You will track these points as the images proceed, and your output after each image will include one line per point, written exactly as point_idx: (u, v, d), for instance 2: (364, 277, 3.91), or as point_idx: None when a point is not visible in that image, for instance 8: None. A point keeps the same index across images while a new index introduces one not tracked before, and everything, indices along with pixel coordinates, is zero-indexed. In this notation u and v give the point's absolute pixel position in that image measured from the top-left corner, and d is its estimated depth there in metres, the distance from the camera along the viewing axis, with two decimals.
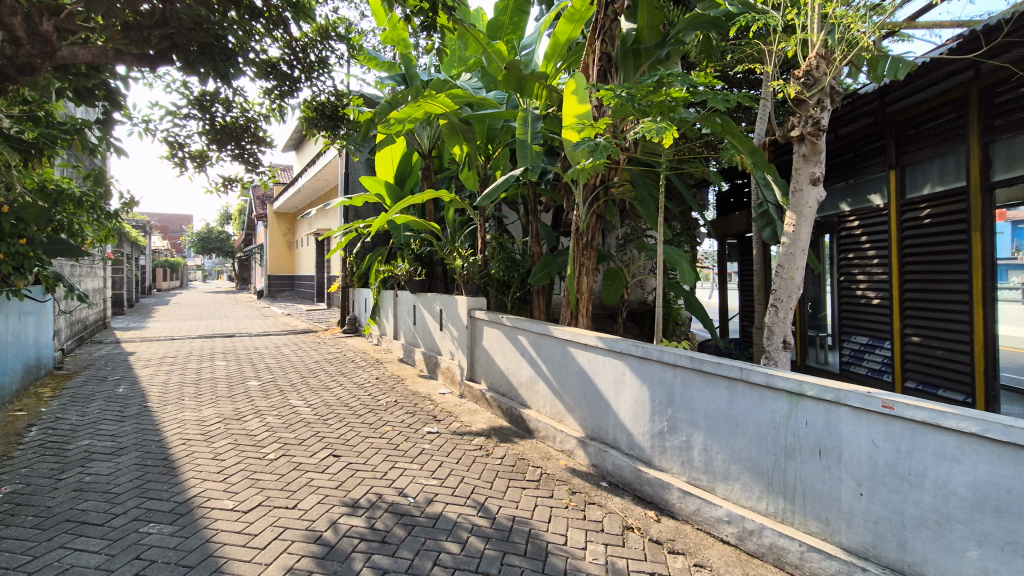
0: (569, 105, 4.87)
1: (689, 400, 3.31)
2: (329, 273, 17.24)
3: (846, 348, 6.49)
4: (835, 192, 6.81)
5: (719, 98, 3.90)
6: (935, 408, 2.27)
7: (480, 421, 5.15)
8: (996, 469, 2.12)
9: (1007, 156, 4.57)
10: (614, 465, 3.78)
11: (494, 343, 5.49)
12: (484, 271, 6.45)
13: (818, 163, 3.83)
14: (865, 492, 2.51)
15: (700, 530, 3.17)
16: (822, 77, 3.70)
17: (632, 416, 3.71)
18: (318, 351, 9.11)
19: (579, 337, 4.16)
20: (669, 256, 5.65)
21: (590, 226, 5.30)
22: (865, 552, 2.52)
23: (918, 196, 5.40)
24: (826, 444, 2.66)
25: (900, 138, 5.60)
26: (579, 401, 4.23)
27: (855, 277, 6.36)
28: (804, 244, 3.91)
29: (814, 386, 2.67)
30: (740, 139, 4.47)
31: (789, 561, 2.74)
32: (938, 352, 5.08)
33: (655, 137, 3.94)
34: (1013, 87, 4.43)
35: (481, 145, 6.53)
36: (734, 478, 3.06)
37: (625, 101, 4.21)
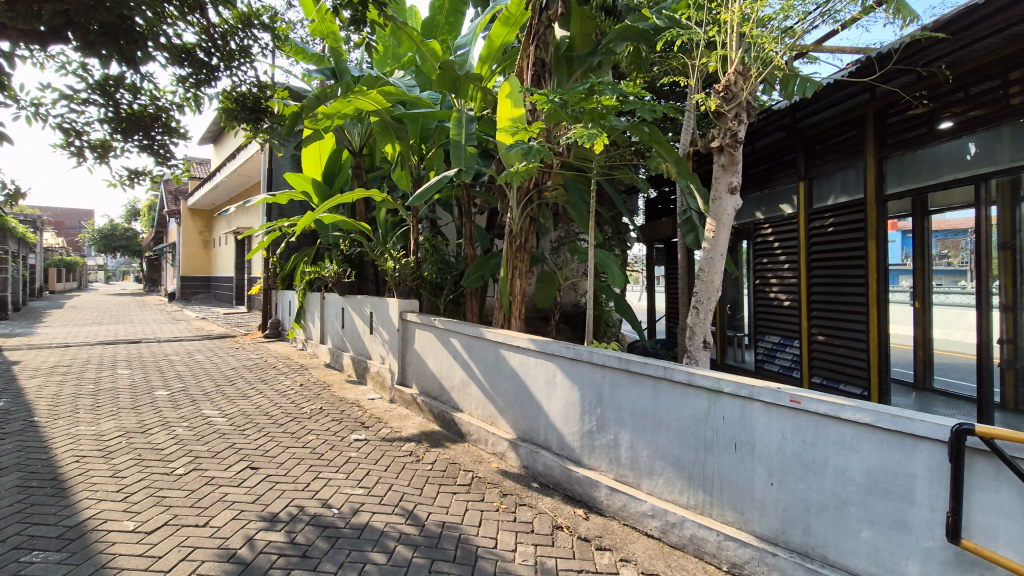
0: (504, 109, 4.87)
1: (616, 399, 3.39)
2: (250, 274, 16.30)
3: (760, 346, 6.93)
4: (751, 201, 7.27)
5: (646, 107, 4.05)
6: (836, 401, 2.46)
7: (411, 426, 5.04)
8: (885, 455, 2.33)
9: (898, 171, 5.09)
10: (545, 466, 3.81)
11: (426, 346, 5.40)
12: (416, 273, 6.33)
13: (736, 173, 4.05)
14: (776, 481, 2.67)
15: (626, 525, 3.26)
16: (739, 93, 3.94)
17: (562, 417, 3.75)
18: (237, 357, 8.57)
19: (511, 340, 4.16)
20: (599, 259, 5.78)
21: (523, 228, 5.33)
22: (775, 538, 2.68)
23: (824, 206, 5.88)
24: (741, 438, 2.81)
25: (808, 152, 6.05)
26: (511, 403, 4.23)
27: (768, 281, 6.81)
28: (723, 249, 4.12)
29: (731, 383, 2.82)
30: (666, 148, 4.65)
31: (707, 550, 2.87)
32: (840, 350, 5.54)
33: (586, 143, 4.01)
34: (902, 110, 4.94)
35: (414, 145, 6.42)
36: (658, 473, 3.17)
37: (558, 106, 4.31)
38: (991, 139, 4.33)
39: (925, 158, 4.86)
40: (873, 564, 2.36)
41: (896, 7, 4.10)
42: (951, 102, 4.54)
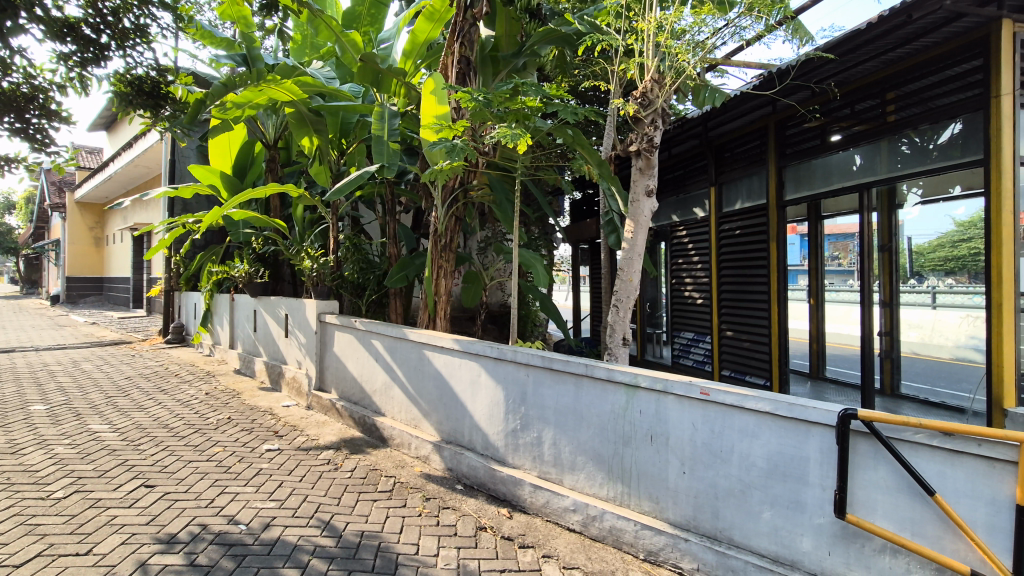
0: (428, 105, 4.78)
1: (540, 397, 3.43)
2: (150, 275, 14.95)
3: (676, 342, 7.30)
4: (667, 205, 7.65)
5: (568, 110, 4.11)
6: (740, 392, 2.62)
7: (329, 433, 4.82)
8: (782, 440, 2.51)
9: (795, 179, 5.54)
10: (469, 467, 3.78)
11: (346, 349, 5.19)
12: (336, 272, 6.05)
13: (652, 176, 4.21)
14: (687, 470, 2.81)
15: (549, 521, 3.29)
16: (655, 100, 4.10)
17: (486, 417, 3.74)
18: (132, 365, 7.81)
19: (435, 340, 4.09)
20: (524, 258, 5.79)
21: (448, 228, 5.27)
22: (687, 524, 2.82)
23: (732, 211, 6.29)
24: (656, 431, 2.92)
25: (718, 159, 6.46)
26: (435, 405, 4.16)
27: (683, 280, 7.19)
28: (641, 249, 4.28)
29: (647, 377, 2.93)
30: (589, 151, 4.76)
31: (626, 540, 2.96)
32: (747, 344, 5.94)
33: (510, 143, 4.02)
34: (799, 123, 5.40)
35: (334, 139, 6.16)
36: (579, 468, 3.24)
37: (482, 105, 4.29)
38: (872, 151, 4.79)
39: (817, 168, 5.30)
40: (773, 542, 2.54)
41: (794, 28, 4.47)
42: (839, 117, 5.00)
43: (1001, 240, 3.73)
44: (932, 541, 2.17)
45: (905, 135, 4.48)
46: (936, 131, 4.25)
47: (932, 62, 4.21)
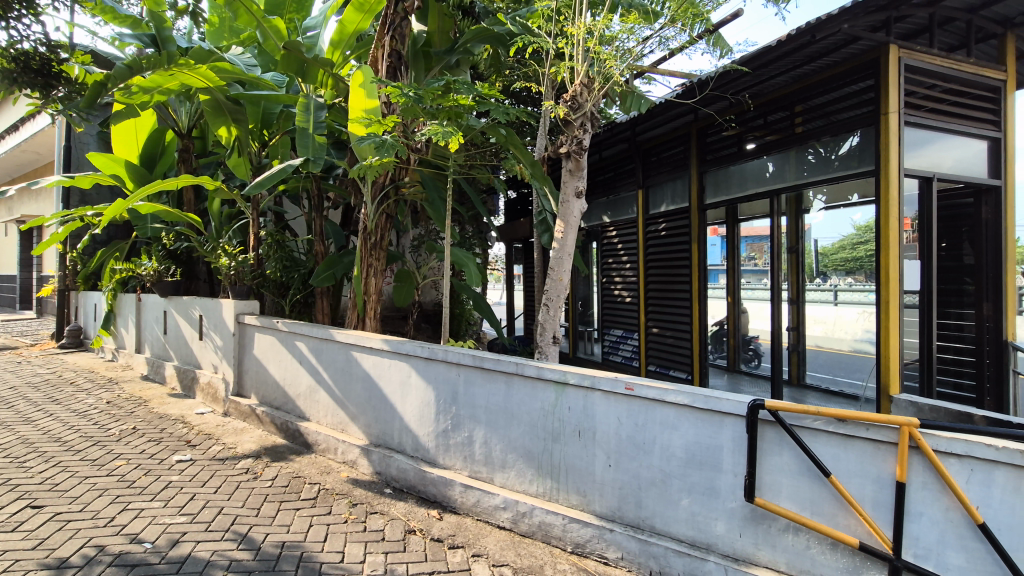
0: (356, 99, 4.62)
1: (470, 397, 3.41)
2: (41, 272, 13.51)
3: (607, 339, 7.54)
4: (598, 206, 7.88)
5: (500, 109, 4.12)
6: (661, 386, 2.74)
7: (249, 441, 4.57)
8: (699, 431, 2.65)
9: (714, 183, 5.87)
10: (398, 470, 3.70)
11: (268, 351, 4.93)
12: (257, 271, 5.73)
13: (581, 178, 4.32)
14: (613, 463, 2.90)
15: (479, 520, 3.29)
16: (584, 103, 4.23)
17: (416, 418, 3.68)
18: (19, 374, 7.02)
19: (363, 341, 3.98)
20: (456, 257, 5.65)
21: (378, 226, 5.13)
22: (612, 515, 2.92)
23: (658, 212, 6.57)
24: (583, 426, 3.00)
25: (645, 163, 6.74)
26: (362, 407, 4.05)
27: (613, 280, 7.43)
28: (570, 249, 4.36)
29: (575, 374, 3.00)
30: (521, 151, 4.79)
31: (554, 534, 3.02)
32: (671, 340, 6.24)
33: (441, 141, 3.97)
34: (717, 132, 5.74)
35: (254, 130, 5.82)
36: (510, 466, 3.26)
37: (413, 101, 4.21)
38: (782, 159, 5.15)
39: (734, 174, 5.65)
40: (690, 528, 2.69)
41: (714, 40, 4.73)
42: (753, 127, 5.35)
43: (889, 243, 4.14)
44: (828, 518, 2.38)
45: (811, 145, 4.85)
46: (837, 143, 4.64)
47: (832, 79, 4.62)
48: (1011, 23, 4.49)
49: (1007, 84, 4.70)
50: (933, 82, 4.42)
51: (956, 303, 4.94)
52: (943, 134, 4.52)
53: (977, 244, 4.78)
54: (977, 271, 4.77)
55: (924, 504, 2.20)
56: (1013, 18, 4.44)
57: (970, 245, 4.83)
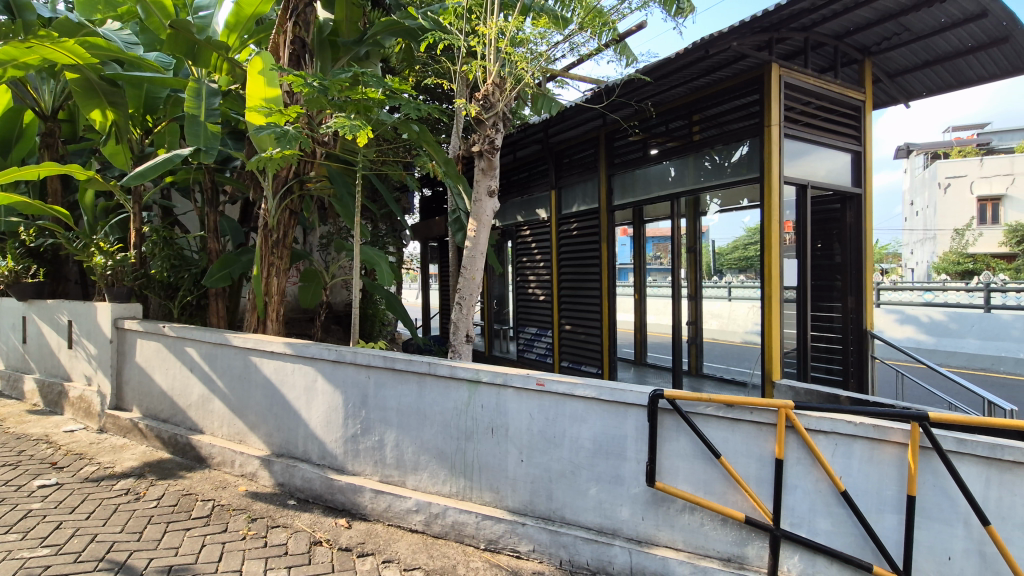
0: (254, 87, 4.31)
1: (381, 399, 3.31)
2: None
3: (521, 337, 7.68)
4: (512, 205, 7.99)
5: (410, 105, 4.01)
6: (570, 381, 2.82)
7: (129, 459, 4.13)
8: (605, 422, 2.77)
9: (622, 186, 6.11)
10: (303, 479, 3.52)
11: (152, 359, 4.49)
12: (139, 270, 5.18)
13: (493, 177, 4.33)
14: (525, 458, 2.95)
15: (390, 525, 3.21)
16: (496, 103, 4.23)
17: (323, 424, 3.52)
18: None
19: (264, 345, 3.73)
20: (367, 256, 5.41)
21: (281, 222, 4.84)
22: (524, 509, 2.97)
23: (570, 212, 6.77)
24: (496, 423, 3.02)
25: (557, 164, 6.92)
26: (263, 416, 3.80)
27: (527, 278, 7.56)
28: (483, 248, 4.36)
29: (488, 372, 3.00)
30: (435, 149, 4.71)
31: (467, 533, 3.01)
32: (582, 336, 6.48)
33: (348, 134, 3.81)
34: (624, 137, 6.02)
35: (135, 115, 5.25)
36: (422, 467, 3.21)
37: (318, 92, 4.00)
38: (682, 165, 5.48)
39: (639, 177, 5.94)
40: (597, 515, 2.80)
41: (621, 49, 4.95)
42: (656, 133, 5.67)
43: (772, 243, 4.56)
44: (719, 496, 2.57)
45: (707, 153, 5.20)
46: (729, 151, 5.03)
47: (723, 92, 5.01)
48: (868, 51, 5.11)
49: (866, 105, 5.34)
50: (808, 99, 4.93)
51: (827, 297, 5.56)
52: (816, 147, 5.04)
53: (844, 244, 5.38)
54: (843, 269, 5.38)
55: (799, 477, 2.45)
56: (870, 46, 5.05)
57: (837, 246, 5.43)
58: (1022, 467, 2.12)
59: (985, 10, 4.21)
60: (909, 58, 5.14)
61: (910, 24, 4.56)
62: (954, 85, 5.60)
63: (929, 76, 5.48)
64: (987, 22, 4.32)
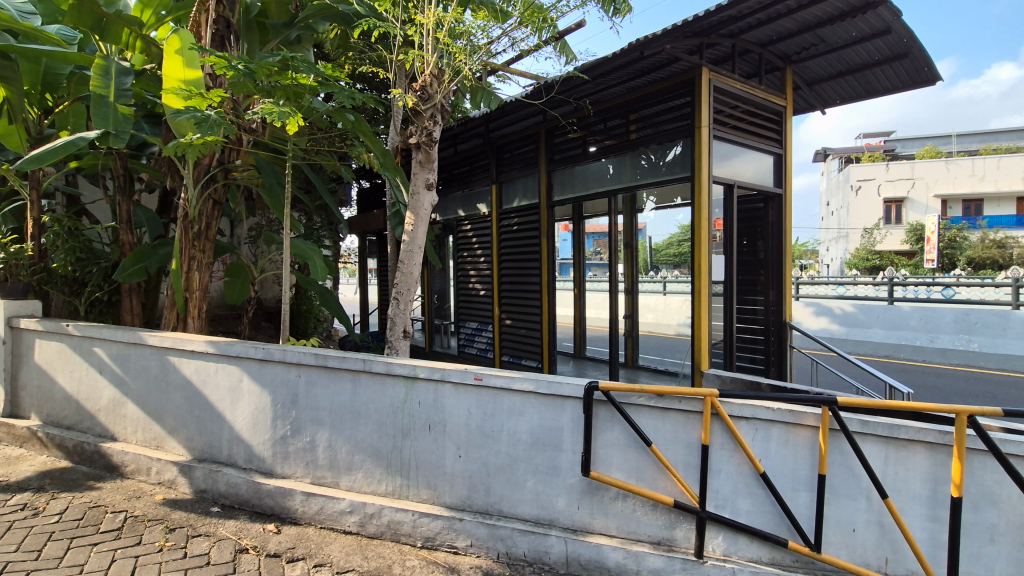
0: (172, 67, 4.01)
1: (312, 399, 3.19)
2: None
3: (462, 332, 7.65)
4: (453, 200, 7.91)
5: (345, 94, 3.86)
6: (508, 375, 2.83)
7: (26, 471, 3.76)
8: (542, 415, 2.80)
9: (561, 182, 6.17)
10: (228, 485, 3.33)
11: (54, 361, 4.11)
12: (38, 264, 4.72)
13: (432, 170, 4.26)
14: (463, 453, 2.94)
15: (322, 528, 3.11)
16: (434, 95, 4.16)
17: (249, 426, 3.35)
18: None
19: (184, 344, 3.50)
20: (299, 249, 5.16)
21: (203, 213, 4.55)
22: (461, 505, 2.96)
23: (510, 207, 6.79)
24: (433, 420, 2.98)
25: (498, 159, 6.93)
26: (183, 419, 3.56)
27: (468, 273, 7.53)
28: (421, 242, 4.29)
29: (425, 368, 2.97)
30: (371, 140, 4.56)
31: (403, 532, 2.96)
32: (521, 330, 6.55)
33: (277, 122, 3.59)
34: (563, 134, 6.10)
35: (31, 92, 4.75)
36: (356, 467, 3.13)
37: (244, 75, 3.76)
38: (620, 163, 5.61)
39: (578, 174, 6.01)
40: (534, 506, 2.83)
41: (560, 47, 5.01)
42: (594, 131, 5.78)
43: (701, 239, 4.77)
44: (650, 483, 2.67)
45: (643, 152, 5.35)
46: (664, 151, 5.17)
47: (658, 93, 5.17)
48: (789, 59, 5.44)
49: (786, 110, 5.69)
50: (735, 103, 5.18)
51: (751, 291, 5.89)
52: (742, 149, 5.31)
53: (766, 240, 5.73)
54: (766, 265, 5.73)
55: (723, 462, 2.58)
56: (791, 55, 5.38)
57: (761, 242, 5.77)
58: (915, 444, 2.33)
59: (889, 27, 4.57)
60: (825, 67, 5.51)
61: (825, 36, 4.89)
62: (863, 95, 6.05)
63: (842, 86, 5.89)
64: (891, 38, 4.70)
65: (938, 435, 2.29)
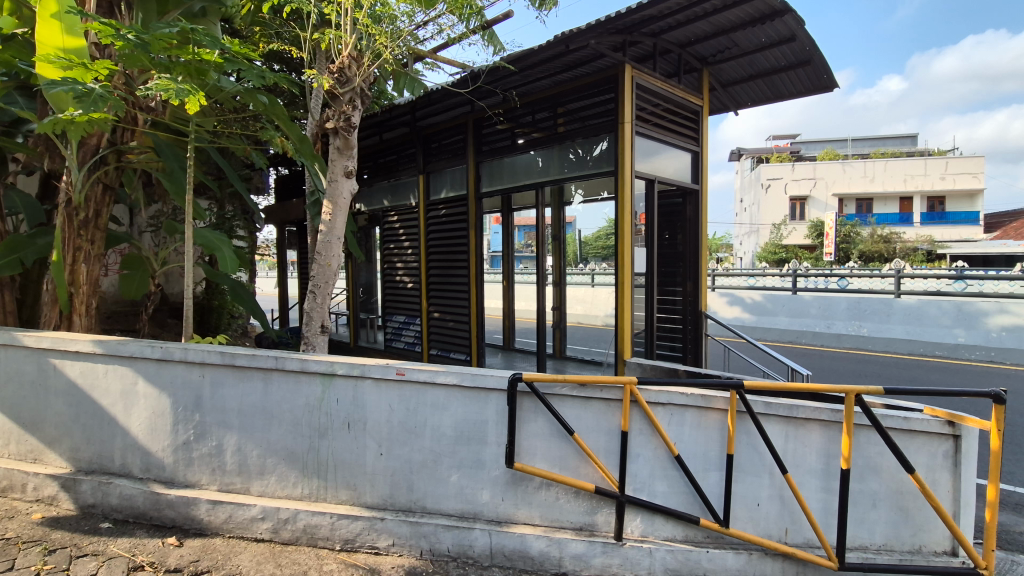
0: (47, 33, 3.54)
1: (218, 400, 2.97)
2: None
3: (389, 326, 7.46)
4: (378, 189, 7.66)
5: (253, 72, 3.57)
6: (431, 369, 2.76)
7: None
8: (466, 408, 2.77)
9: (489, 174, 6.11)
10: (121, 497, 3.04)
11: None
12: None
13: (351, 158, 4.07)
14: (384, 451, 2.85)
15: (231, 538, 2.91)
16: (352, 78, 3.98)
17: (146, 433, 3.07)
18: None
19: (66, 344, 3.14)
20: (206, 239, 4.75)
21: (90, 200, 4.09)
22: (383, 504, 2.87)
23: (438, 198, 6.66)
24: (353, 417, 2.86)
25: (425, 149, 6.78)
26: (66, 428, 3.20)
27: (394, 265, 7.33)
28: (340, 233, 4.10)
29: (343, 364, 2.84)
30: (287, 124, 4.27)
31: (321, 536, 2.84)
32: (450, 323, 6.47)
33: (175, 100, 3.25)
34: (491, 125, 6.05)
35: None
36: (269, 471, 2.95)
37: (136, 48, 3.39)
38: (547, 156, 5.64)
39: (507, 166, 5.97)
40: (458, 501, 2.80)
41: (488, 37, 4.95)
42: (522, 123, 5.78)
43: (624, 232, 4.89)
44: (573, 471, 2.71)
45: (570, 145, 5.40)
46: (590, 145, 5.25)
47: (583, 88, 5.25)
48: (705, 61, 5.69)
49: (703, 110, 5.97)
50: (657, 101, 5.35)
51: (671, 283, 6.16)
52: (663, 146, 5.51)
53: (685, 234, 6.00)
54: (684, 258, 6.00)
55: (641, 447, 2.67)
56: (707, 57, 5.63)
57: (680, 236, 6.03)
58: (811, 422, 2.52)
59: (794, 35, 4.89)
60: (737, 70, 5.82)
61: (738, 40, 5.16)
62: (771, 98, 6.46)
63: (753, 89, 6.25)
64: (796, 45, 5.03)
65: (831, 413, 2.50)
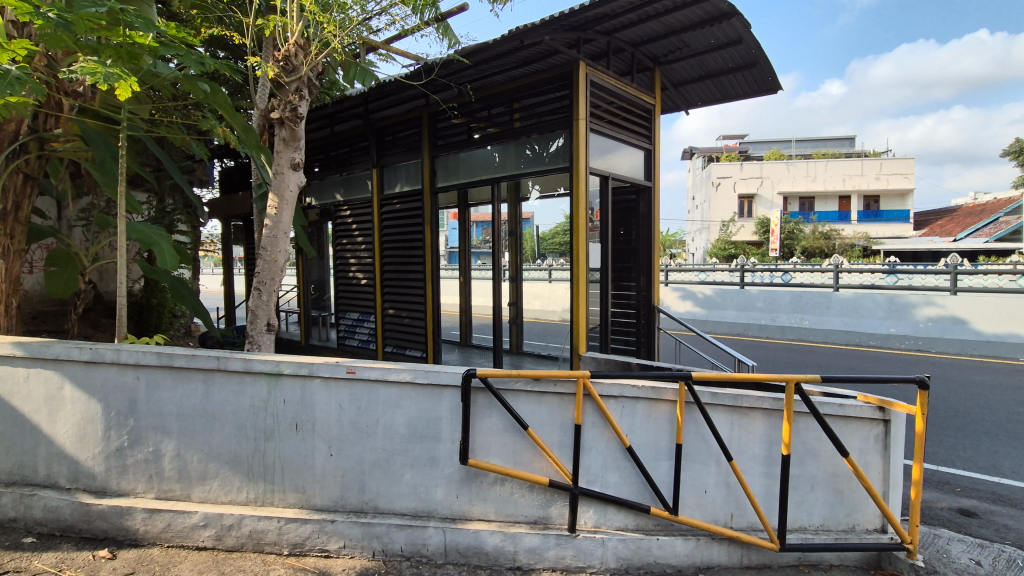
0: None
1: (155, 403, 2.81)
2: None
3: (342, 323, 7.28)
4: (330, 183, 7.44)
5: (191, 58, 3.37)
6: (383, 366, 2.71)
7: None
8: (419, 405, 2.73)
9: (444, 168, 6.04)
10: (46, 510, 2.84)
11: None
12: None
13: (298, 149, 3.93)
14: (334, 452, 2.77)
15: (170, 547, 2.78)
16: (299, 67, 3.83)
17: (74, 440, 2.88)
18: None
19: None
20: (142, 234, 4.49)
21: (7, 191, 3.79)
22: (333, 506, 2.80)
23: (392, 193, 6.53)
24: (301, 418, 2.78)
25: (379, 142, 6.63)
26: None
27: (348, 261, 7.15)
28: (287, 227, 3.97)
29: (290, 363, 2.75)
30: (230, 114, 4.06)
31: (268, 541, 2.74)
32: (405, 320, 6.37)
33: (102, 85, 3.04)
34: (446, 119, 5.98)
35: None
36: (211, 476, 2.83)
37: (59, 29, 3.14)
38: (503, 151, 5.62)
39: (462, 161, 5.90)
40: (411, 499, 2.77)
41: (443, 30, 4.88)
42: (477, 118, 5.74)
43: (579, 228, 4.94)
44: (527, 465, 2.72)
45: (525, 141, 5.40)
46: (546, 141, 5.27)
47: (538, 84, 5.26)
48: (657, 60, 5.81)
49: (655, 108, 6.09)
50: (610, 99, 5.43)
51: (625, 278, 6.27)
52: (617, 143, 5.59)
53: (639, 230, 6.11)
54: (638, 253, 6.11)
55: (594, 439, 2.71)
56: (659, 57, 5.75)
57: (634, 232, 6.14)
58: (755, 410, 2.63)
59: (740, 37, 5.05)
60: (688, 70, 5.97)
61: (688, 41, 5.28)
62: (719, 99, 6.67)
63: (702, 89, 6.44)
64: (742, 47, 5.20)
65: (773, 402, 2.61)
